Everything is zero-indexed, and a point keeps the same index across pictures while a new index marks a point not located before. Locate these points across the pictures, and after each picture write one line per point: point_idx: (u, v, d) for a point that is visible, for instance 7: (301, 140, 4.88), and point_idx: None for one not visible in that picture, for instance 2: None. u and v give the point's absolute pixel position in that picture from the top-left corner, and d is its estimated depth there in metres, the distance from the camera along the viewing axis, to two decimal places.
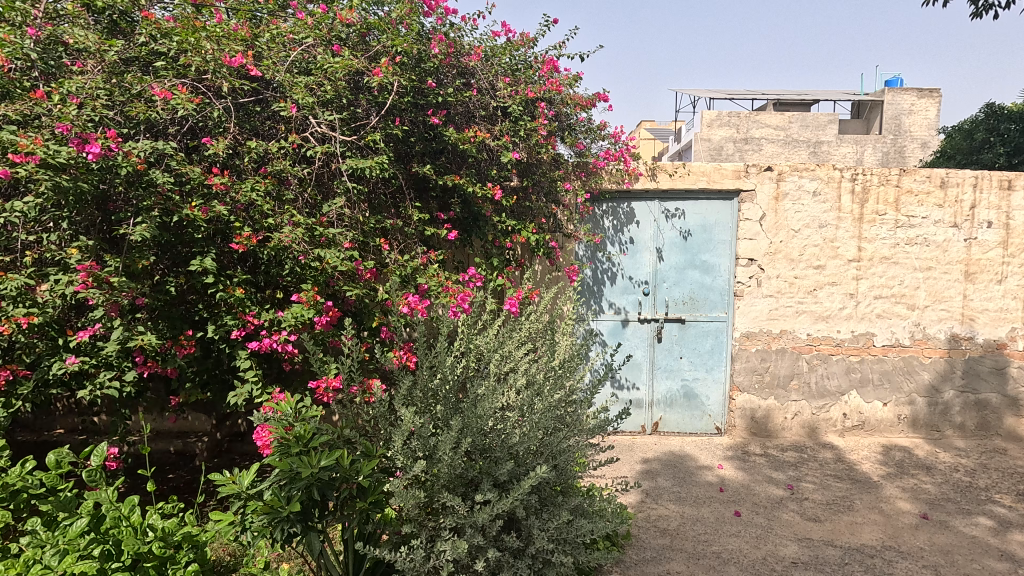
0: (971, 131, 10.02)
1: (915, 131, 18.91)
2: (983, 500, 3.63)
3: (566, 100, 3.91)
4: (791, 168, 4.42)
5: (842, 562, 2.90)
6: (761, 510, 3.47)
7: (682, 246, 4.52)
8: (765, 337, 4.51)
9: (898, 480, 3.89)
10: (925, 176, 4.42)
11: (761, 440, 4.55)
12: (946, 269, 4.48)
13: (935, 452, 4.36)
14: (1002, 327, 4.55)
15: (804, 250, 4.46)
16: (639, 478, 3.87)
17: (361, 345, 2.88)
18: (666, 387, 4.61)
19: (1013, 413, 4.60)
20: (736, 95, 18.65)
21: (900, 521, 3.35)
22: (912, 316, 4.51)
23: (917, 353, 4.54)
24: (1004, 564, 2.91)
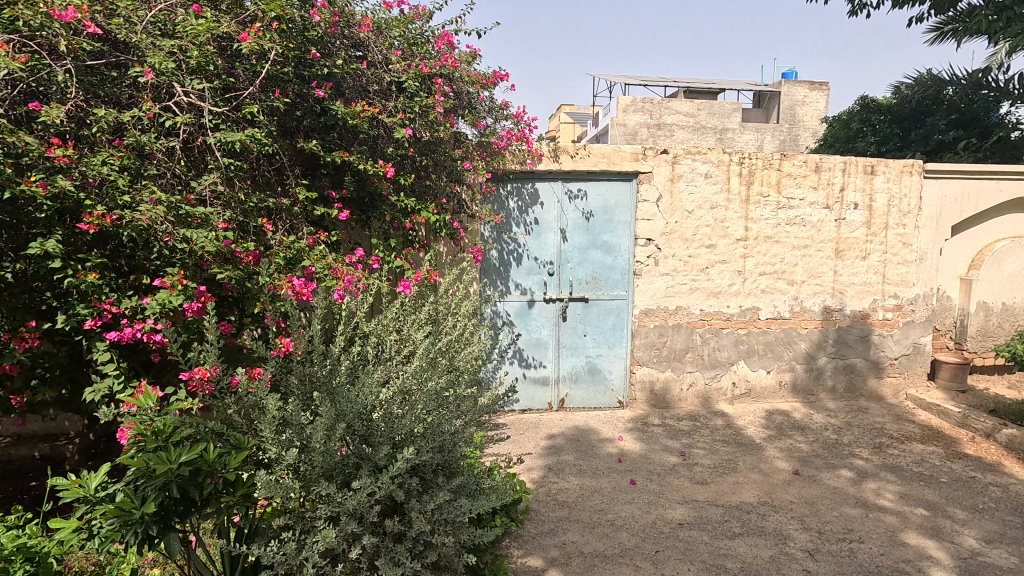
0: (848, 121, 11.05)
1: (807, 121, 20.41)
2: (847, 454, 4.02)
3: (465, 77, 3.85)
4: (685, 151, 4.61)
5: (722, 520, 3.12)
6: (653, 477, 3.65)
7: (584, 227, 4.61)
8: (662, 314, 4.73)
9: (777, 442, 4.24)
10: (802, 161, 4.78)
11: (660, 412, 4.78)
12: (820, 247, 4.89)
13: (810, 414, 4.79)
14: (867, 298, 5.02)
15: (697, 230, 4.70)
16: (543, 453, 3.95)
17: (225, 330, 2.67)
18: (571, 364, 4.72)
19: (875, 376, 5.12)
20: (650, 82, 19.24)
21: (776, 479, 3.64)
22: (791, 291, 4.89)
23: (795, 324, 4.93)
24: (859, 510, 3.24)
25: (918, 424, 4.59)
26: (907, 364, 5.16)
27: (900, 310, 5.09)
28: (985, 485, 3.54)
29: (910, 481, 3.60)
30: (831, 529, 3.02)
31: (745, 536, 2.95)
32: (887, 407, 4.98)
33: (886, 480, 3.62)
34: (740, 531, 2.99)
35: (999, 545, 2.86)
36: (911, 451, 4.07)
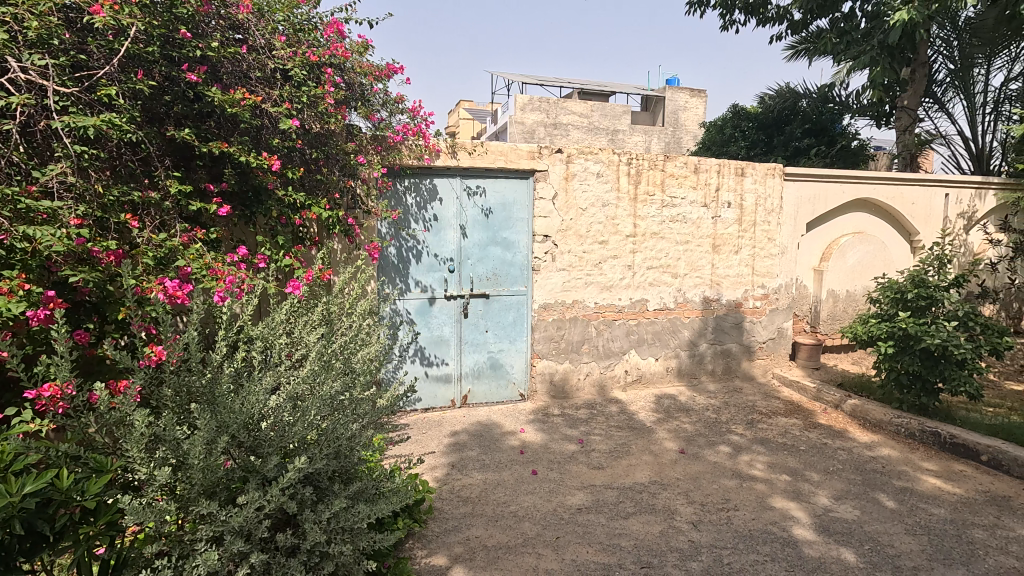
0: (722, 127, 12.08)
1: (688, 125, 22.03)
2: (725, 431, 4.41)
3: (356, 68, 3.70)
4: (578, 151, 4.78)
5: (617, 502, 3.29)
6: (554, 466, 3.78)
7: (483, 223, 4.64)
8: (560, 308, 4.89)
9: (665, 424, 4.55)
10: (683, 163, 5.15)
11: (560, 402, 4.95)
12: (699, 242, 5.31)
13: (694, 396, 5.19)
14: (739, 289, 5.54)
15: (591, 227, 4.90)
16: (446, 451, 3.94)
17: (83, 340, 2.35)
18: (473, 361, 4.74)
19: (747, 358, 5.66)
20: (546, 82, 19.74)
21: (665, 459, 3.91)
22: (675, 283, 5.26)
23: (680, 314, 5.32)
24: (735, 481, 3.57)
25: (782, 399, 5.14)
26: (773, 346, 5.76)
27: (766, 298, 5.66)
28: (835, 449, 4.04)
29: (776, 451, 4.03)
30: (711, 500, 3.30)
31: (638, 515, 3.14)
32: (757, 386, 5.53)
33: (757, 452, 4.02)
34: (634, 511, 3.18)
35: (845, 501, 3.28)
36: (776, 424, 4.55)
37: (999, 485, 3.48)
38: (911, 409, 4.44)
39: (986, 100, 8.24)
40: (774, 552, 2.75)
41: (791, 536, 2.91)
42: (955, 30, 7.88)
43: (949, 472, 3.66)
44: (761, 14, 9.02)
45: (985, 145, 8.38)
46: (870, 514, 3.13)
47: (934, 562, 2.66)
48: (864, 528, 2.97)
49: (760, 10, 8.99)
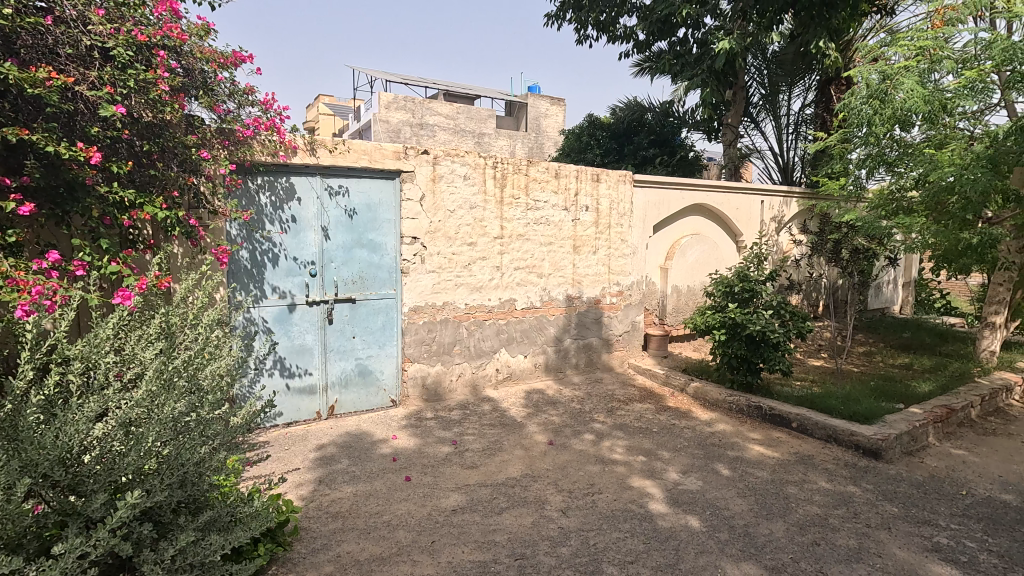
0: (579, 134, 12.92)
1: (549, 131, 23.11)
2: (588, 420, 4.71)
3: (195, 53, 3.35)
4: (444, 152, 4.78)
5: (491, 499, 3.36)
6: (427, 470, 3.74)
7: (347, 225, 4.45)
8: (430, 310, 4.86)
9: (535, 418, 4.73)
10: (545, 168, 5.39)
11: (433, 405, 4.92)
12: (561, 244, 5.60)
13: (560, 389, 5.47)
14: (598, 287, 5.94)
15: (459, 229, 4.94)
16: (313, 466, 3.71)
17: None
18: (339, 369, 4.53)
19: (606, 350, 6.09)
20: (411, 80, 19.48)
21: (535, 452, 4.07)
22: (541, 282, 5.50)
23: (545, 312, 5.57)
24: (598, 466, 3.82)
25: (637, 387, 5.62)
26: (628, 338, 6.27)
27: (621, 295, 6.13)
28: (682, 429, 4.51)
29: (633, 435, 4.39)
30: (578, 487, 3.50)
31: (511, 509, 3.23)
32: (616, 376, 5.98)
33: (617, 437, 4.35)
34: (507, 505, 3.27)
35: (691, 474, 3.68)
36: (633, 410, 4.96)
37: (805, 446, 4.13)
38: (740, 387, 5.10)
39: (789, 122, 9.74)
40: (634, 527, 3.00)
41: (647, 511, 3.19)
42: (765, 61, 9.21)
43: (769, 439, 4.27)
44: (611, 32, 9.76)
45: (789, 160, 9.91)
46: (711, 483, 3.54)
47: (760, 517, 3.09)
48: (706, 496, 3.36)
49: (610, 28, 9.72)
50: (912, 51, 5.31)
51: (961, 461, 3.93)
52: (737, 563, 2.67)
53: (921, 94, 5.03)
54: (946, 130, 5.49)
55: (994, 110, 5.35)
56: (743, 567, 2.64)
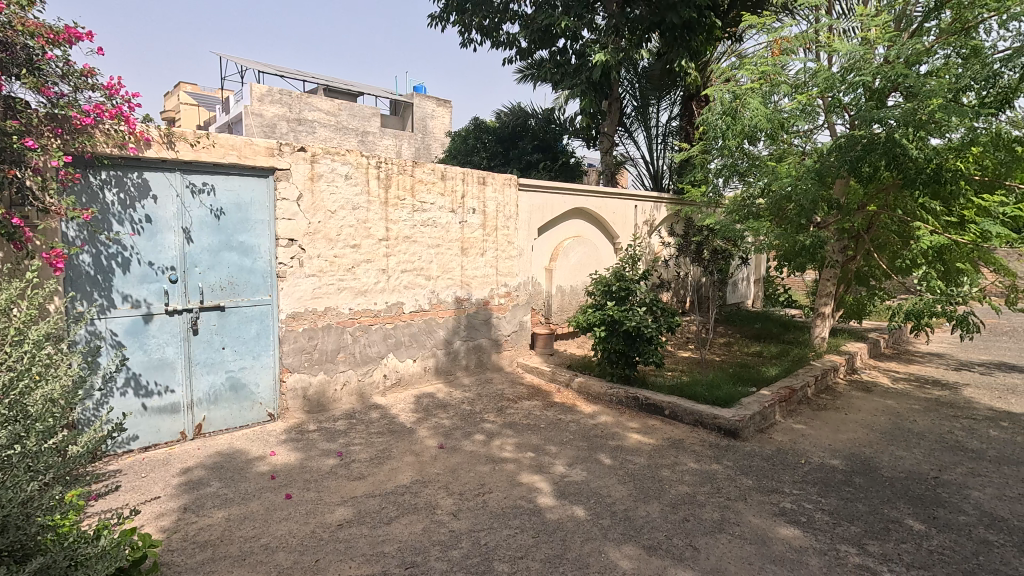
0: (465, 137, 13.08)
1: (436, 132, 22.99)
2: (479, 421, 4.74)
3: (16, 25, 2.88)
4: (323, 150, 4.56)
5: (380, 509, 3.25)
6: (310, 485, 3.54)
7: (214, 226, 4.07)
8: (311, 316, 4.60)
9: (425, 422, 4.67)
10: (431, 169, 5.34)
11: (316, 416, 4.66)
12: (449, 246, 5.58)
13: (450, 392, 5.45)
14: (486, 288, 6.00)
15: (341, 230, 4.73)
16: (176, 493, 3.34)
17: None
18: (207, 383, 4.13)
19: (495, 351, 6.18)
20: (287, 73, 18.31)
21: (425, 457, 4.01)
22: (429, 285, 5.44)
23: (433, 315, 5.52)
24: (488, 466, 3.86)
25: (525, 385, 5.76)
26: (517, 338, 6.41)
27: (508, 296, 6.25)
28: (567, 423, 4.70)
29: (522, 432, 4.49)
30: (468, 488, 3.51)
31: (401, 518, 3.15)
32: (505, 375, 6.08)
33: (506, 435, 4.42)
34: (396, 514, 3.19)
35: (576, 465, 3.84)
36: (521, 408, 5.08)
37: (676, 431, 4.50)
38: (619, 380, 5.43)
39: (657, 133, 10.54)
40: (523, 523, 3.07)
41: (536, 505, 3.28)
42: (636, 75, 9.90)
43: (646, 427, 4.60)
44: (494, 38, 9.93)
45: (659, 167, 10.74)
46: (594, 472, 3.73)
47: (638, 501, 3.31)
48: (590, 486, 3.53)
49: (493, 34, 9.89)
50: (756, 75, 6.03)
51: (801, 435, 4.51)
52: (619, 546, 2.84)
53: (764, 113, 5.71)
54: (784, 145, 6.27)
55: (820, 130, 6.19)
56: (624, 549, 2.81)
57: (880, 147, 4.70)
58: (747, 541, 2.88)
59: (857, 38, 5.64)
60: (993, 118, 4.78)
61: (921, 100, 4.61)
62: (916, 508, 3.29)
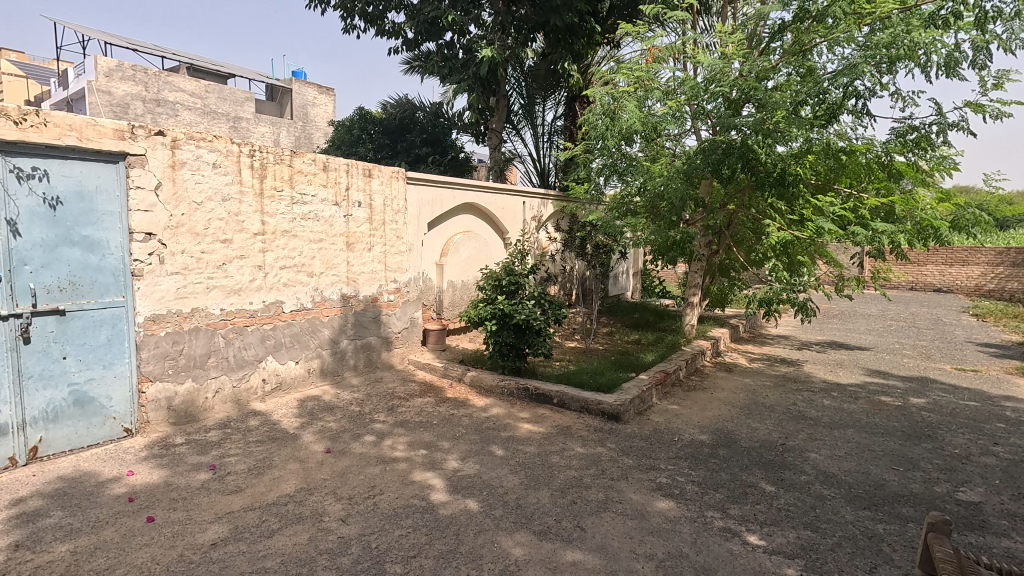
0: (349, 127, 12.71)
1: (318, 121, 21.84)
2: (368, 421, 4.59)
3: None
4: (185, 135, 4.13)
5: (260, 522, 3.04)
6: (177, 504, 3.20)
7: (48, 218, 3.52)
8: (175, 318, 4.16)
9: (310, 427, 4.43)
10: (311, 160, 5.06)
11: (184, 428, 4.23)
12: (333, 241, 5.33)
13: (338, 393, 5.22)
14: (374, 284, 5.81)
15: (208, 224, 4.32)
16: (6, 529, 2.86)
17: None
18: (44, 399, 3.58)
19: (385, 349, 6.01)
20: (141, 46, 16.31)
21: (311, 463, 3.80)
22: (311, 282, 5.16)
23: (317, 314, 5.25)
24: (379, 467, 3.75)
25: (417, 382, 5.68)
26: (407, 335, 6.29)
27: (398, 292, 6.10)
28: (460, 417, 4.71)
29: (414, 430, 4.42)
30: (358, 491, 3.39)
31: (284, 529, 2.97)
32: (396, 373, 5.95)
33: (398, 434, 4.33)
34: (279, 526, 3.00)
35: (469, 459, 3.87)
36: (413, 405, 5.00)
37: (564, 418, 4.69)
38: (510, 372, 5.54)
39: (544, 131, 10.85)
40: (415, 521, 3.03)
41: (429, 502, 3.25)
42: (523, 74, 10.12)
43: (536, 416, 4.74)
44: (379, 26, 9.60)
45: (545, 165, 11.08)
46: (487, 465, 3.77)
47: (529, 489, 3.41)
48: (483, 478, 3.57)
49: (378, 22, 9.57)
50: (631, 80, 6.44)
51: (675, 414, 4.91)
52: (511, 534, 2.90)
53: (639, 117, 6.12)
54: (657, 147, 6.76)
55: (688, 134, 6.75)
56: (516, 537, 2.88)
57: (736, 152, 5.22)
58: (629, 517, 3.09)
59: (716, 52, 6.22)
60: (824, 130, 5.52)
61: (769, 111, 5.20)
62: (768, 472, 3.73)
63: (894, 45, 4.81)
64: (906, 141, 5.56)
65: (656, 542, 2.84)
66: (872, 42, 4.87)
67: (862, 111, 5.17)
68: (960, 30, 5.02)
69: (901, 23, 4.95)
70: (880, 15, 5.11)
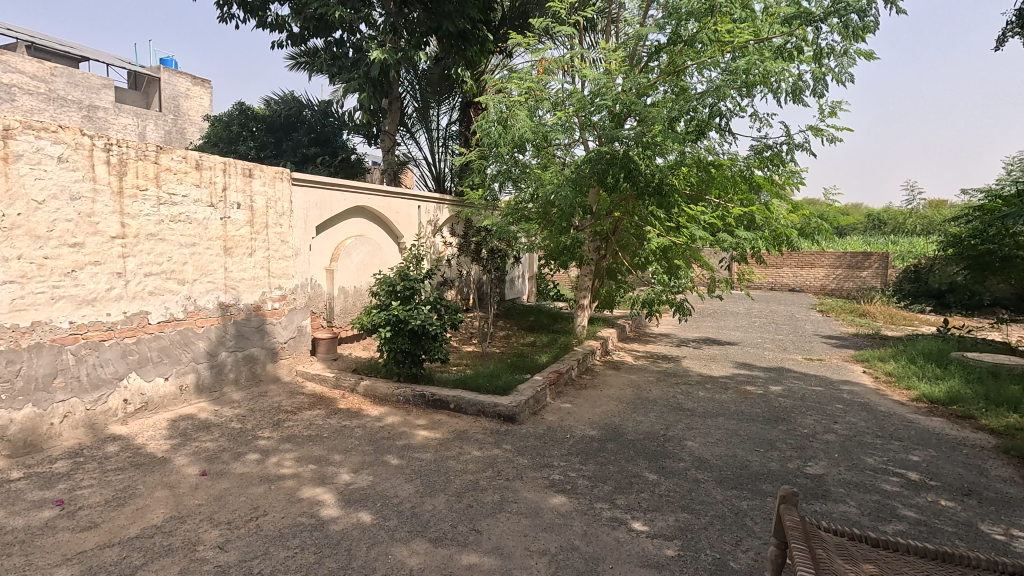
0: (228, 123, 12.07)
1: (192, 115, 20.05)
2: (251, 439, 4.27)
3: None
4: (22, 123, 3.61)
5: (121, 559, 2.72)
6: (13, 549, 2.77)
7: None
8: (10, 334, 3.61)
9: (182, 449, 4.03)
10: (181, 157, 4.65)
11: (22, 460, 3.67)
12: (207, 245, 4.91)
13: (216, 410, 4.81)
14: (256, 291, 5.42)
15: (53, 225, 3.80)
16: None
17: None
18: None
19: (270, 360, 5.64)
20: None
21: (183, 488, 3.46)
22: (183, 290, 4.71)
23: (190, 325, 4.81)
24: (263, 486, 3.51)
25: (307, 394, 5.39)
26: (294, 345, 5.94)
27: (284, 299, 5.75)
28: (353, 429, 4.54)
29: (302, 445, 4.19)
30: (238, 514, 3.14)
31: (150, 564, 2.68)
32: (283, 386, 5.60)
33: (284, 450, 4.08)
34: (144, 561, 2.70)
35: (362, 471, 3.74)
36: (301, 419, 4.74)
37: (461, 423, 4.69)
38: (406, 379, 5.44)
39: (439, 136, 10.81)
40: (303, 541, 2.87)
41: (318, 519, 3.10)
42: (416, 76, 10.06)
43: (433, 423, 4.70)
44: (260, 17, 9.05)
45: (441, 170, 11.03)
46: (381, 475, 3.67)
47: (424, 496, 3.37)
48: (376, 489, 3.47)
49: (259, 12, 9.00)
50: (522, 89, 6.65)
51: (567, 412, 5.10)
52: (406, 544, 2.85)
53: (531, 126, 6.33)
54: (548, 155, 6.99)
55: (576, 144, 7.07)
56: (412, 546, 2.84)
57: (619, 162, 5.58)
58: (523, 515, 3.16)
59: (600, 67, 6.61)
60: (695, 145, 6.06)
61: (647, 126, 5.59)
62: (651, 462, 4.00)
63: (751, 72, 5.39)
64: (763, 157, 6.26)
65: (549, 538, 2.94)
66: (733, 67, 5.41)
67: (726, 128, 5.73)
68: (802, 62, 5.76)
69: (755, 53, 5.57)
70: (739, 45, 5.72)
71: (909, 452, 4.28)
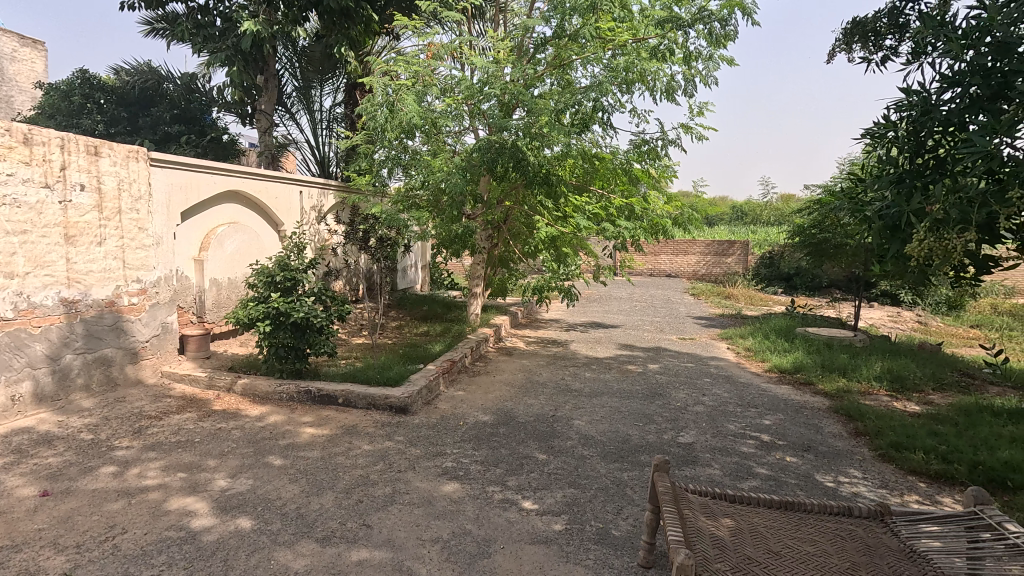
0: (68, 92, 10.59)
1: (21, 81, 17.23)
2: (106, 450, 3.81)
3: None
4: None
5: None
6: None
7: None
8: None
9: (17, 468, 3.49)
10: (4, 129, 3.97)
11: None
12: (43, 232, 4.26)
13: (61, 420, 4.23)
14: (108, 285, 4.81)
15: None
16: None
17: None
18: None
19: (129, 362, 5.05)
20: None
21: (17, 513, 3.00)
22: (11, 285, 4.06)
23: (24, 325, 4.16)
24: (122, 501, 3.15)
25: (174, 397, 4.90)
26: (158, 343, 5.36)
27: (144, 293, 5.16)
28: (230, 431, 4.21)
29: (169, 452, 3.81)
30: (90, 535, 2.80)
31: None
32: (146, 389, 5.05)
33: (148, 460, 3.69)
34: None
35: (240, 475, 3.49)
36: (168, 424, 4.30)
37: (350, 418, 4.54)
38: (290, 375, 5.14)
39: (322, 118, 10.24)
40: (170, 557, 2.62)
41: (188, 531, 2.85)
42: (295, 53, 9.43)
43: (320, 419, 4.49)
44: None
45: (324, 154, 10.48)
46: (262, 478, 3.45)
47: (310, 496, 3.22)
48: (256, 493, 3.25)
49: None
50: (409, 74, 6.49)
51: (460, 400, 5.13)
52: (290, 547, 2.71)
53: (419, 112, 6.19)
54: (438, 142, 6.90)
55: (467, 132, 7.04)
56: (296, 548, 2.71)
57: (507, 151, 5.64)
58: (414, 505, 3.14)
59: (489, 55, 6.63)
60: (581, 138, 6.29)
61: (535, 117, 5.72)
62: (541, 442, 4.15)
63: (630, 70, 5.71)
64: (641, 151, 6.66)
65: (442, 525, 2.95)
66: (614, 64, 5.69)
67: (608, 123, 6.01)
68: (675, 64, 6.20)
69: (633, 52, 5.90)
70: (619, 43, 6.04)
71: (762, 417, 4.84)
